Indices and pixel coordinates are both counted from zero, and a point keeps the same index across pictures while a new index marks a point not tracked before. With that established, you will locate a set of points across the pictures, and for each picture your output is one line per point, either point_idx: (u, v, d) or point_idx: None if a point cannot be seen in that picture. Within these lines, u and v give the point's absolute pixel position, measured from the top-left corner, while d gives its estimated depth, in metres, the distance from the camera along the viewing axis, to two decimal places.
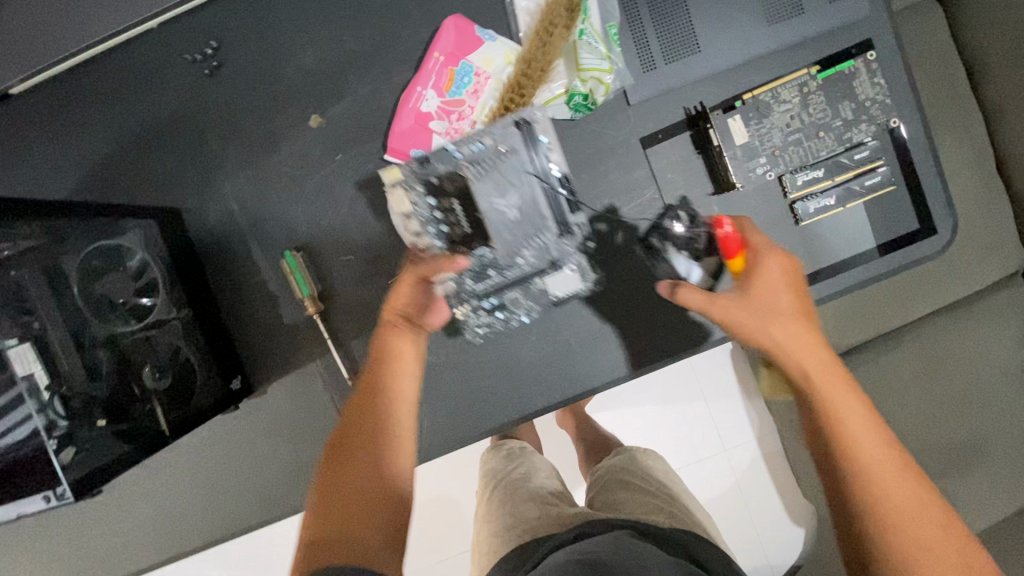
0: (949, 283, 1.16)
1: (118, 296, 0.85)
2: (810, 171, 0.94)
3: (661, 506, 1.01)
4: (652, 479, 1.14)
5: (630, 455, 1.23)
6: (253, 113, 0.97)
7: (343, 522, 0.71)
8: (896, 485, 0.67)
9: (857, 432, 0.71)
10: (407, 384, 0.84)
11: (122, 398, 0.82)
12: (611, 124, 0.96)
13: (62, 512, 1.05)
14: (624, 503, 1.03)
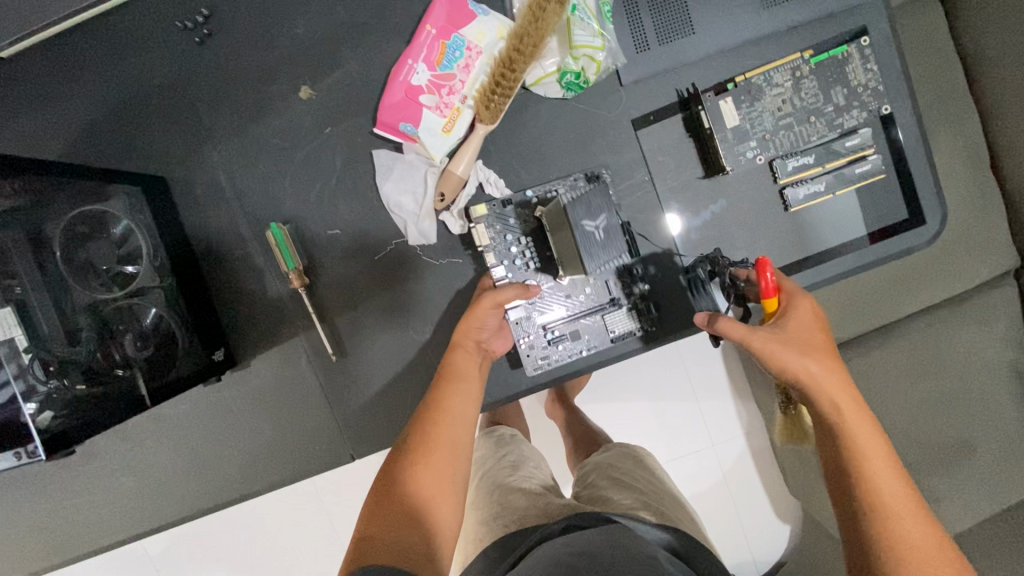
0: (943, 280, 1.15)
1: (101, 263, 0.85)
2: (801, 156, 0.94)
3: (654, 501, 0.99)
4: (642, 475, 1.09)
5: (622, 448, 1.20)
6: (243, 83, 0.96)
7: (394, 528, 0.72)
8: (919, 540, 0.66)
9: (883, 483, 0.70)
10: (470, 404, 0.87)
11: (101, 364, 0.84)
12: (603, 105, 0.95)
13: (38, 481, 1.03)
14: (615, 493, 1.00)
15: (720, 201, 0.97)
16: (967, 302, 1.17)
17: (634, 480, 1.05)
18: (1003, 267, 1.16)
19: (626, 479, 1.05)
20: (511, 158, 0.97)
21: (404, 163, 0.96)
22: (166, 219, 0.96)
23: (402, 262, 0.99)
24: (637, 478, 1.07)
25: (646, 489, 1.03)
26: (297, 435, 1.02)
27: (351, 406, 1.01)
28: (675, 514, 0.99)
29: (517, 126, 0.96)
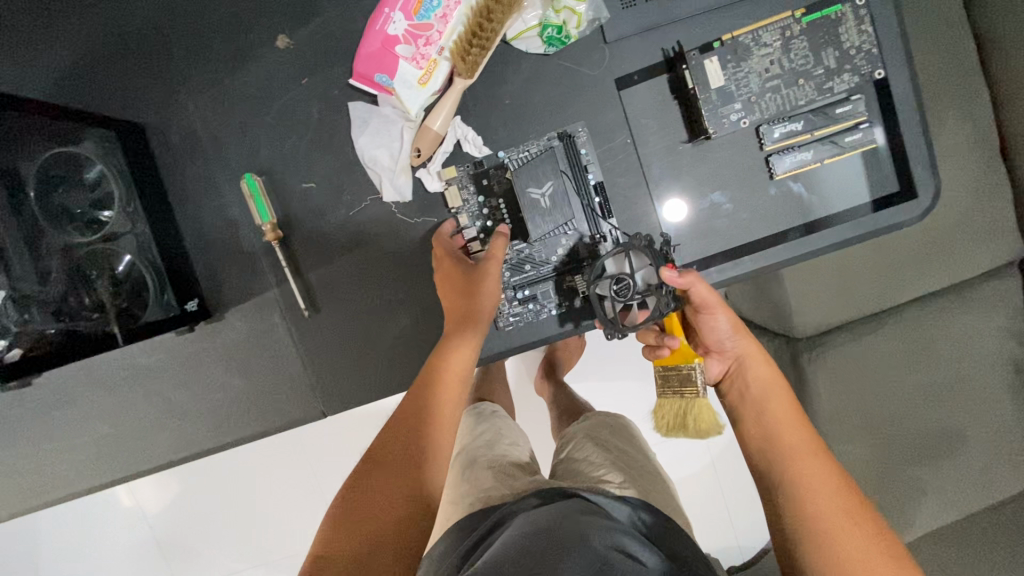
0: (942, 266, 1.10)
1: (74, 207, 0.89)
2: (789, 123, 0.91)
3: (629, 473, 0.94)
4: (622, 444, 1.04)
5: (600, 416, 1.12)
6: (222, 30, 0.94)
7: (358, 526, 0.67)
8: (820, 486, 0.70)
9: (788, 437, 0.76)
10: (455, 386, 0.82)
11: (70, 306, 0.89)
12: (586, 62, 0.93)
13: (18, 423, 1.04)
14: (588, 467, 0.96)
15: (703, 167, 0.95)
16: (969, 290, 1.11)
17: (609, 450, 1.00)
18: (1008, 256, 1.10)
19: (603, 451, 1.01)
20: (490, 115, 0.94)
21: (380, 116, 0.94)
22: (142, 163, 0.94)
23: (377, 219, 0.97)
24: (614, 447, 1.02)
25: (624, 460, 0.98)
26: (270, 390, 1.02)
27: (323, 363, 1.01)
28: (653, 489, 0.94)
29: (497, 81, 0.93)
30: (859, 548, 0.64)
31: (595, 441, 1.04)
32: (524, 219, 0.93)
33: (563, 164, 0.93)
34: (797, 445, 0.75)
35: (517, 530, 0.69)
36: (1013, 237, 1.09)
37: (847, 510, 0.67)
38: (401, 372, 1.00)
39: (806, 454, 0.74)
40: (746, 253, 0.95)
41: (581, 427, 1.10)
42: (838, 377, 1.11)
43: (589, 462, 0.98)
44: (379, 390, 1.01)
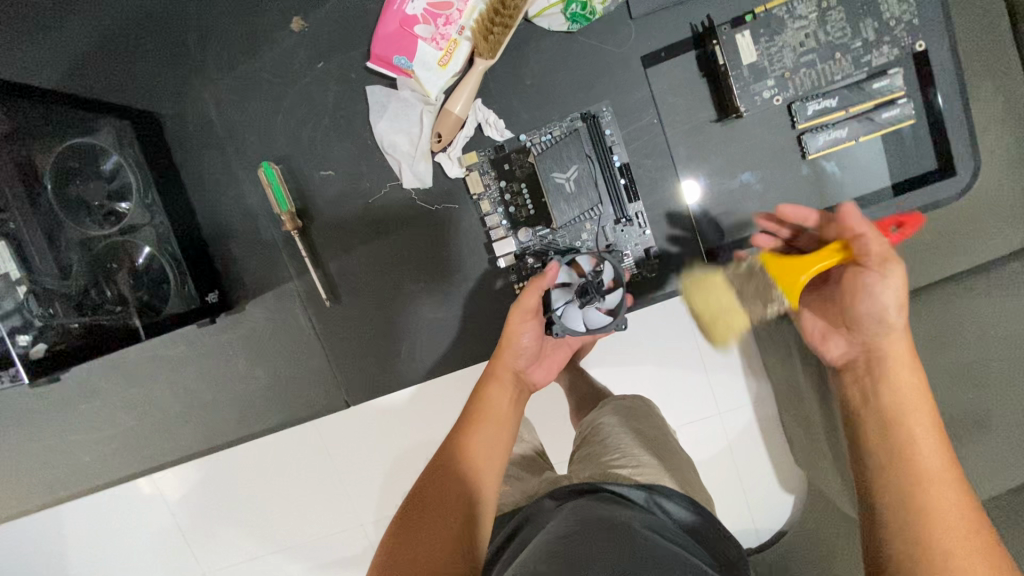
0: None
1: (92, 199, 0.87)
2: (822, 100, 0.88)
3: (646, 457, 0.84)
4: (645, 431, 0.90)
5: (611, 399, 0.97)
6: (235, 12, 0.92)
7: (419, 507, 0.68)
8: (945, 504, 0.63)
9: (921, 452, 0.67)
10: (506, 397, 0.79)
11: (92, 300, 0.87)
12: (611, 41, 0.90)
13: (43, 417, 1.05)
14: (606, 456, 0.85)
15: (733, 147, 0.92)
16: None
17: (621, 434, 0.89)
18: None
19: (620, 432, 0.89)
20: (512, 98, 0.92)
21: (399, 100, 0.92)
22: (158, 155, 0.93)
23: (397, 207, 0.95)
24: (630, 428, 0.90)
25: (643, 442, 0.87)
26: (293, 381, 1.02)
27: (346, 353, 1.00)
28: (675, 472, 0.84)
29: (520, 63, 0.91)
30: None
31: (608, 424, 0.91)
32: (546, 203, 0.90)
33: (586, 145, 0.89)
34: (934, 485, 0.64)
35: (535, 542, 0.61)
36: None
37: (971, 552, 0.59)
38: (425, 361, 0.99)
39: (940, 487, 0.64)
40: None
41: (599, 413, 0.96)
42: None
43: (604, 448, 0.87)
44: (403, 379, 1.00)
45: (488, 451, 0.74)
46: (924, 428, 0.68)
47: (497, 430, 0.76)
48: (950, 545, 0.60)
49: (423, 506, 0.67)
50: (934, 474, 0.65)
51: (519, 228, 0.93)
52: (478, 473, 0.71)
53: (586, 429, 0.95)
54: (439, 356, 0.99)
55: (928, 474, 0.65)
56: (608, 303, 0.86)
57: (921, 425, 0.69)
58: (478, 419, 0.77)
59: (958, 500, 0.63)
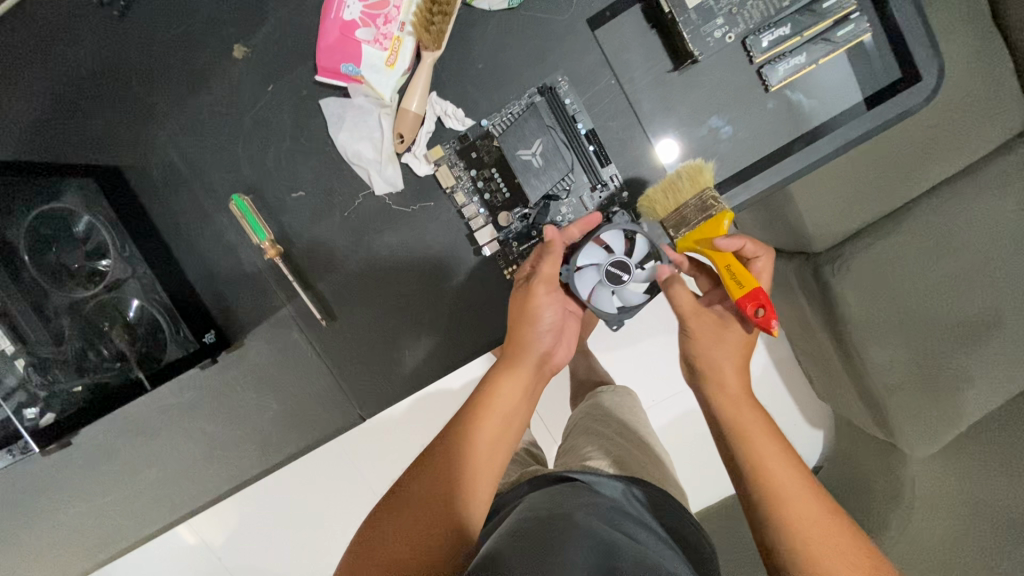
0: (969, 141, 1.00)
1: (72, 263, 0.88)
2: (775, 29, 0.87)
3: (621, 447, 0.96)
4: (621, 422, 1.04)
5: (599, 393, 1.12)
6: (174, 52, 0.91)
7: (417, 492, 0.70)
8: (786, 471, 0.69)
9: (757, 438, 0.72)
10: (507, 385, 0.80)
11: (90, 362, 0.89)
12: (554, 9, 0.89)
13: (69, 484, 1.05)
14: (587, 447, 0.97)
15: (695, 94, 0.91)
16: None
17: (604, 424, 1.03)
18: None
19: (599, 425, 1.03)
20: (466, 85, 0.91)
21: (354, 108, 0.90)
22: (127, 206, 0.92)
23: (373, 216, 0.95)
24: (610, 423, 1.03)
25: (620, 433, 1.00)
26: (305, 406, 1.02)
27: (351, 369, 1.00)
28: (644, 462, 0.95)
29: (467, 49, 0.90)
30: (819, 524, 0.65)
31: (592, 418, 1.06)
32: (517, 184, 0.91)
33: (547, 118, 0.89)
34: (775, 478, 0.69)
35: (504, 526, 0.67)
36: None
37: (831, 533, 0.64)
38: (429, 363, 0.99)
39: (783, 470, 0.69)
40: (755, 173, 0.91)
41: (579, 412, 1.11)
42: (864, 282, 1.00)
43: (586, 440, 1.00)
44: (413, 386, 1.00)
45: (489, 449, 0.75)
46: (749, 417, 0.74)
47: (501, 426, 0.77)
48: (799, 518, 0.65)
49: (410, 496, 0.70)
50: (764, 445, 0.72)
51: (497, 214, 0.93)
52: (473, 462, 0.73)
53: (574, 423, 1.10)
54: (442, 356, 0.99)
55: (773, 469, 0.69)
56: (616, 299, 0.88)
57: (753, 427, 0.74)
58: (484, 407, 0.78)
59: (800, 482, 0.68)
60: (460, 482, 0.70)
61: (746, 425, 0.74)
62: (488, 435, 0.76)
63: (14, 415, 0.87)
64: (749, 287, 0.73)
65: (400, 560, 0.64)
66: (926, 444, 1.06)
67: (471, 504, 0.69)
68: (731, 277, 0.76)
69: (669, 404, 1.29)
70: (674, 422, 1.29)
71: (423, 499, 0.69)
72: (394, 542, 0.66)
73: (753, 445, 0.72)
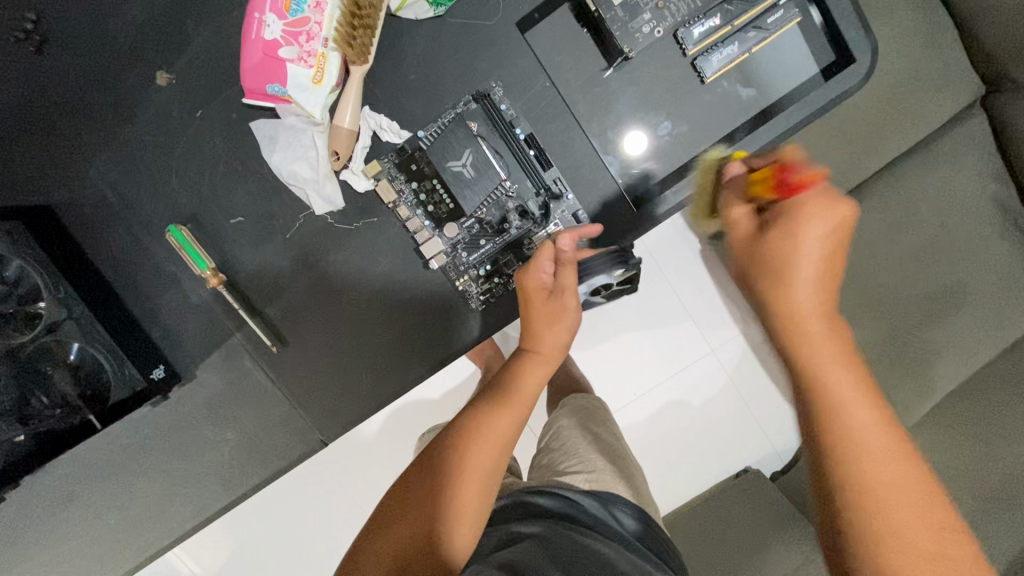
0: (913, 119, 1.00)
1: (4, 311, 0.82)
2: (705, 21, 0.87)
3: (598, 459, 0.93)
4: (599, 432, 1.01)
5: (576, 400, 1.08)
6: (95, 83, 0.88)
7: (419, 477, 0.68)
8: (878, 435, 0.54)
9: (841, 379, 0.57)
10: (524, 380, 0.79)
11: (32, 409, 0.85)
12: (481, 14, 0.88)
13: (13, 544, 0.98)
14: (563, 460, 0.95)
15: (631, 91, 0.90)
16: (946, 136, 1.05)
17: (581, 435, 1.00)
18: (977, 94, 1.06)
19: (577, 437, 1.00)
20: (400, 97, 0.90)
21: (287, 128, 0.89)
22: (62, 245, 0.89)
23: (316, 236, 0.93)
24: (587, 434, 1.00)
25: (598, 445, 0.98)
26: (264, 434, 1.00)
27: (309, 393, 0.98)
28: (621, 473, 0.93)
29: (398, 60, 0.89)
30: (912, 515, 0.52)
31: (570, 428, 1.02)
32: (454, 196, 0.89)
33: (481, 126, 0.88)
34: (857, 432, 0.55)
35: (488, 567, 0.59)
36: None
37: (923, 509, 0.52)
38: (388, 380, 0.97)
39: (866, 425, 0.55)
40: (699, 165, 0.91)
41: (558, 417, 1.07)
42: None
43: (562, 453, 0.98)
44: (374, 405, 0.98)
45: (493, 439, 0.71)
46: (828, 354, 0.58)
47: (517, 409, 0.74)
48: (877, 465, 0.54)
49: (421, 471, 0.68)
50: (850, 387, 0.56)
51: (443, 225, 0.91)
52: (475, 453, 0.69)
53: (547, 433, 1.07)
54: (401, 372, 0.97)
55: (857, 416, 0.55)
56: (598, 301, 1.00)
57: (824, 345, 0.58)
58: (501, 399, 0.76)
59: (896, 449, 0.54)
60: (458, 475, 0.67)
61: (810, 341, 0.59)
62: (497, 428, 0.72)
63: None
64: (769, 181, 0.63)
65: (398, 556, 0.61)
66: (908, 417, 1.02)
67: (463, 500, 0.65)
68: (754, 192, 0.64)
69: (643, 400, 1.27)
70: (650, 417, 1.27)
71: (420, 492, 0.66)
72: (393, 532, 0.63)
73: (835, 391, 0.56)
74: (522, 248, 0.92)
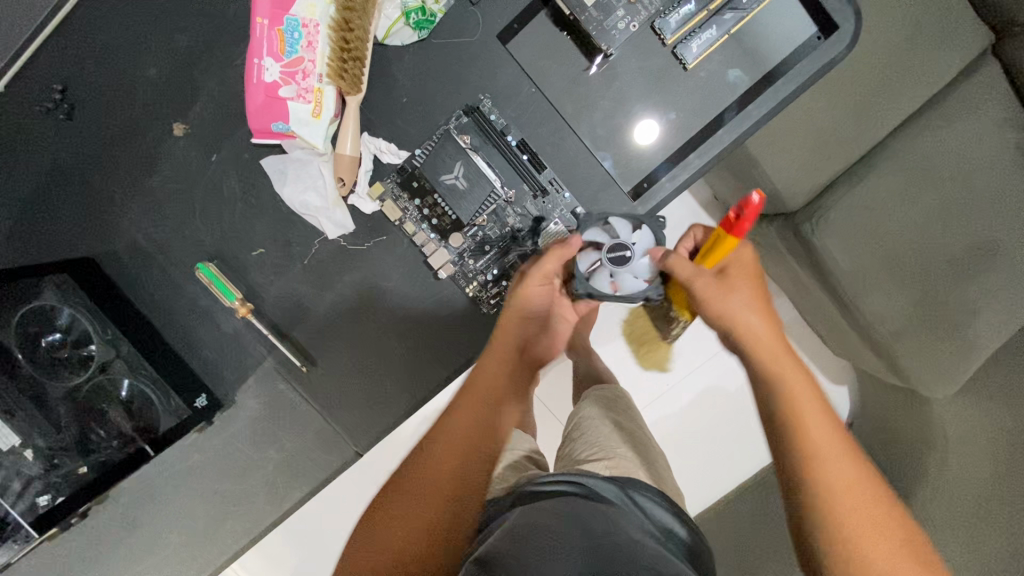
0: (898, 83, 1.03)
1: (62, 353, 0.92)
2: (681, 8, 0.88)
3: (618, 447, 0.95)
4: (626, 424, 1.02)
5: (597, 390, 1.12)
6: (120, 139, 0.96)
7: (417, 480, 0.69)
8: (818, 422, 0.65)
9: (794, 383, 0.67)
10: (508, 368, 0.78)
11: (92, 442, 0.94)
12: (463, 31, 0.92)
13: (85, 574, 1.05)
14: (587, 449, 0.96)
15: (616, 87, 0.92)
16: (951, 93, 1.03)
17: (599, 424, 1.02)
18: (980, 47, 1.03)
19: (601, 427, 1.01)
20: (395, 119, 0.94)
21: (295, 161, 0.95)
22: (105, 291, 0.95)
23: (331, 259, 0.98)
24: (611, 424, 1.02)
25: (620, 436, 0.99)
26: (304, 450, 1.06)
27: (341, 407, 1.03)
28: (645, 464, 0.94)
29: (389, 84, 0.93)
30: (840, 460, 0.64)
31: (592, 416, 1.05)
32: (455, 208, 0.94)
33: (474, 138, 0.92)
34: (845, 499, 0.62)
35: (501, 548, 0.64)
36: (970, 25, 1.02)
37: (860, 479, 0.63)
38: (414, 387, 1.01)
39: (842, 476, 0.63)
40: (692, 148, 0.92)
41: (581, 404, 1.10)
42: (843, 232, 1.05)
43: (584, 442, 0.99)
44: (403, 412, 1.02)
45: (485, 436, 0.72)
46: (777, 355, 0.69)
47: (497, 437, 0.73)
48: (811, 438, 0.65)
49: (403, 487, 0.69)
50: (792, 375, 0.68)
51: (448, 236, 0.95)
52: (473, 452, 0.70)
53: (573, 421, 1.09)
54: (424, 379, 1.01)
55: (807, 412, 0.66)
56: (623, 286, 0.83)
57: (807, 400, 0.66)
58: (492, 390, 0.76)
59: (824, 420, 0.66)
60: (461, 473, 0.69)
61: (787, 387, 0.67)
62: (489, 419, 0.73)
63: (16, 506, 0.89)
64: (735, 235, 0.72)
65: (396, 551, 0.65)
66: (939, 385, 1.03)
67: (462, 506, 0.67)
68: (714, 249, 0.75)
69: (676, 390, 1.28)
70: (682, 410, 1.28)
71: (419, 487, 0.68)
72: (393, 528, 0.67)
73: (779, 371, 0.68)
74: (526, 248, 0.94)
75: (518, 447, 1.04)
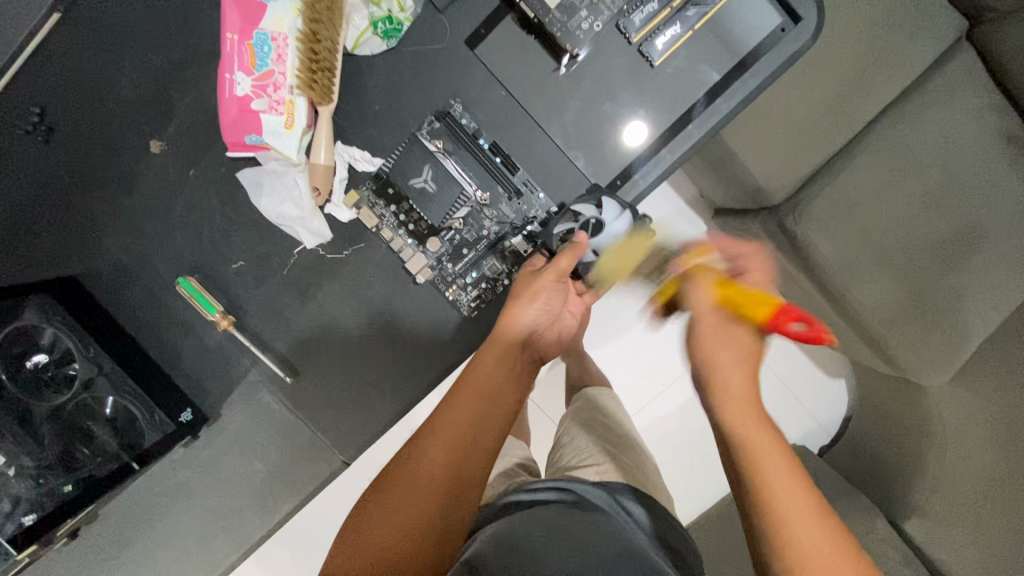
0: (875, 71, 1.03)
1: (44, 372, 0.92)
2: (644, 7, 0.90)
3: (606, 451, 0.94)
4: (616, 430, 1.02)
5: (585, 395, 1.12)
6: (96, 157, 0.96)
7: (412, 476, 0.67)
8: (763, 449, 0.59)
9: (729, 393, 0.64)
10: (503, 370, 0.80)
11: (76, 458, 0.94)
12: (432, 39, 0.93)
13: None
14: (576, 455, 0.96)
15: (586, 87, 0.93)
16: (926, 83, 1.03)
17: (588, 430, 1.01)
18: (954, 35, 1.04)
19: (590, 433, 1.00)
20: (369, 127, 0.96)
21: (270, 173, 0.96)
22: (89, 309, 0.96)
23: (310, 269, 0.99)
24: (599, 429, 1.02)
25: (608, 440, 0.98)
26: (289, 459, 1.07)
27: (325, 417, 1.03)
28: (634, 468, 0.93)
29: (361, 94, 0.95)
30: (796, 498, 0.56)
31: (581, 421, 1.04)
32: (430, 212, 0.95)
33: (446, 143, 0.93)
34: (777, 490, 0.56)
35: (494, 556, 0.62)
36: (942, 13, 1.03)
37: (810, 508, 0.56)
38: (397, 394, 1.01)
39: (778, 470, 0.58)
40: (664, 145, 0.92)
41: (570, 411, 1.10)
42: (834, 225, 1.02)
43: (572, 447, 0.99)
44: (387, 419, 1.02)
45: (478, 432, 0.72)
46: (731, 369, 0.65)
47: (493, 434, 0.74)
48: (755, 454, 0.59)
49: (392, 480, 0.67)
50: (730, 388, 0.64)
51: (425, 241, 0.96)
52: (470, 445, 0.70)
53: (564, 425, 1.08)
54: (409, 386, 1.01)
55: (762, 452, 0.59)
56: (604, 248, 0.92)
57: (764, 443, 0.60)
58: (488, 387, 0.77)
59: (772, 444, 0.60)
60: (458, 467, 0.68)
61: (725, 383, 0.65)
62: (486, 416, 0.74)
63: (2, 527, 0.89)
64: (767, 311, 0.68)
65: (386, 548, 0.61)
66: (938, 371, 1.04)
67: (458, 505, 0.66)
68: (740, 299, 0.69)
69: (671, 391, 1.32)
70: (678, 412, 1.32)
71: (411, 484, 0.66)
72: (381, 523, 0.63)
73: (721, 381, 0.65)
74: (508, 249, 0.95)
75: (509, 456, 1.03)
